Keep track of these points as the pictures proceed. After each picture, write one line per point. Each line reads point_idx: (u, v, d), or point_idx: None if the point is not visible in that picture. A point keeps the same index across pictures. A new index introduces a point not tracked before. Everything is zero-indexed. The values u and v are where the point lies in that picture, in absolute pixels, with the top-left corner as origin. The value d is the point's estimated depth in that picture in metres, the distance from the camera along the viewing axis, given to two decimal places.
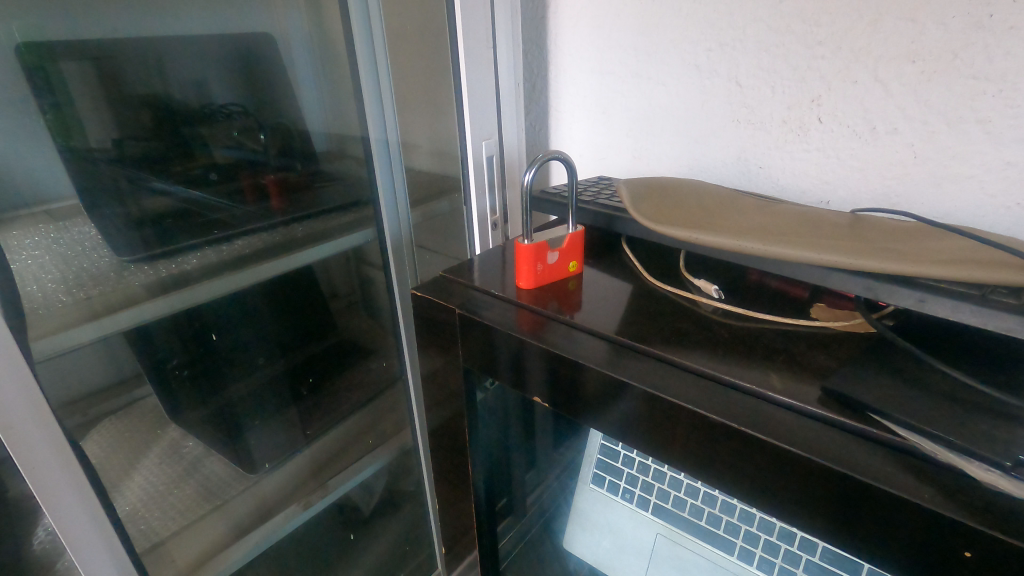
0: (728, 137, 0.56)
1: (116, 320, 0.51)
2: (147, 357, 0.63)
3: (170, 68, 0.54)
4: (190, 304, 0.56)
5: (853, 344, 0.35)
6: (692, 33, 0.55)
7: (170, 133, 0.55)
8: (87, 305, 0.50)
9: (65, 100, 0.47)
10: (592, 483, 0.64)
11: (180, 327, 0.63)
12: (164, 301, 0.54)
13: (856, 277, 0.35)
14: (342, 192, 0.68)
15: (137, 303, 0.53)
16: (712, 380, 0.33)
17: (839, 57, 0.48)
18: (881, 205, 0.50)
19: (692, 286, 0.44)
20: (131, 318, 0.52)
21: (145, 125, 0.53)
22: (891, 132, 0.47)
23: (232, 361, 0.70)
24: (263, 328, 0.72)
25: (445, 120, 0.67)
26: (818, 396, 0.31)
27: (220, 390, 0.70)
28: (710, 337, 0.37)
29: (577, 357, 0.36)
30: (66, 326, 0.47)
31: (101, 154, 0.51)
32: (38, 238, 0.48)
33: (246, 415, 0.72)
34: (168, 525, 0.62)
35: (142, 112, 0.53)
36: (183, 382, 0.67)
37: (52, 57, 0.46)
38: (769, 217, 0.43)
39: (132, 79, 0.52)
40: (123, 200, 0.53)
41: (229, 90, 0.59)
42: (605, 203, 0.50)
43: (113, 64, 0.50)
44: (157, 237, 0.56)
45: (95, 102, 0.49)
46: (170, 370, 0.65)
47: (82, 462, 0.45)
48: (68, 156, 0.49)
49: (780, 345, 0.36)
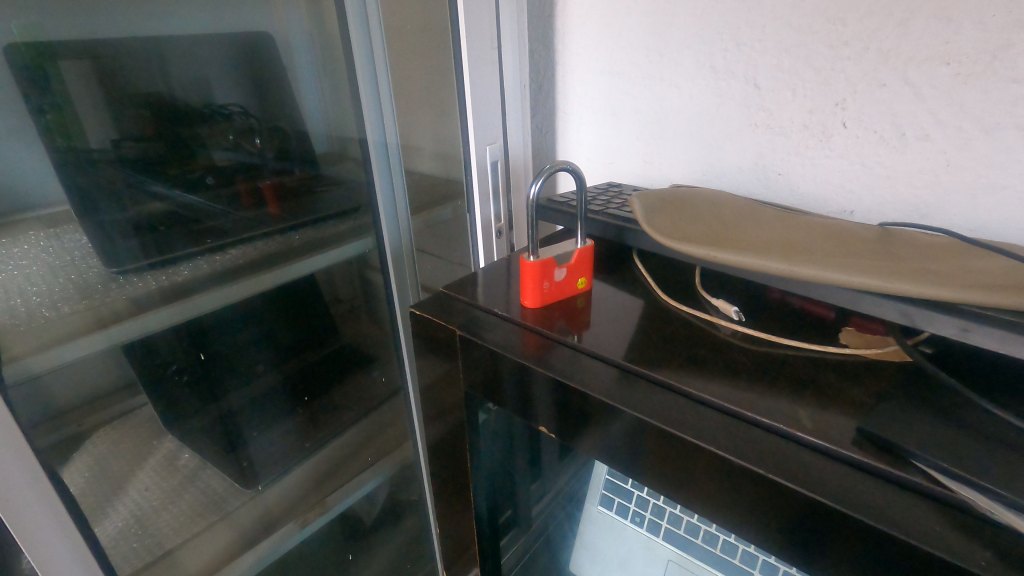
0: (745, 141, 0.53)
1: (98, 338, 0.47)
2: (145, 363, 0.61)
3: (170, 67, 0.52)
4: (181, 319, 0.53)
5: (887, 374, 0.32)
6: (707, 32, 0.52)
7: (169, 132, 0.52)
8: (87, 308, 0.48)
9: (63, 101, 0.45)
10: (601, 505, 0.61)
11: (184, 340, 0.62)
12: (152, 318, 0.51)
13: (890, 302, 0.32)
14: (342, 198, 0.66)
15: (139, 313, 0.51)
16: (734, 416, 0.30)
17: (866, 58, 0.44)
18: (909, 216, 0.47)
19: (710, 306, 0.41)
20: (118, 335, 0.49)
21: (144, 125, 0.51)
22: (921, 138, 0.44)
23: (230, 368, 0.68)
24: (263, 332, 0.71)
25: (448, 122, 0.65)
26: (853, 436, 0.28)
27: (220, 398, 0.68)
28: (729, 365, 0.34)
29: (586, 387, 0.33)
30: (62, 338, 0.46)
31: (100, 154, 0.48)
32: (27, 248, 0.48)
33: (246, 423, 0.70)
34: (158, 544, 0.59)
35: (142, 110, 0.50)
36: (184, 388, 0.65)
37: (50, 55, 0.44)
38: (792, 231, 0.40)
39: (133, 78, 0.50)
40: (123, 202, 0.51)
41: (231, 90, 0.57)
42: (616, 214, 0.48)
43: (114, 63, 0.48)
44: (154, 242, 0.54)
45: (97, 103, 0.47)
46: (167, 376, 0.63)
47: (60, 489, 0.43)
48: (67, 156, 0.47)
49: (805, 375, 0.33)
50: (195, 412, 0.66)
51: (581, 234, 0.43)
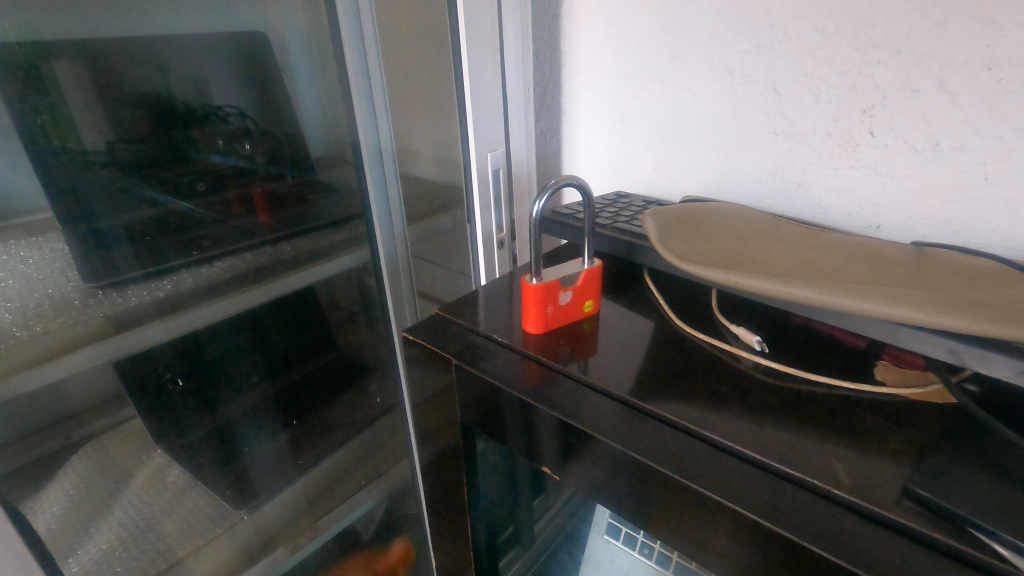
0: (762, 150, 0.50)
1: (61, 365, 0.45)
2: (135, 377, 0.54)
3: (171, 66, 0.48)
4: (148, 345, 0.52)
5: (929, 418, 0.29)
6: (725, 33, 0.48)
7: (164, 133, 0.49)
8: (84, 316, 0.49)
9: (57, 102, 0.42)
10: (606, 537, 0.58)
11: (174, 350, 0.56)
12: (117, 342, 0.49)
13: (933, 337, 0.29)
14: (338, 206, 0.62)
15: (139, 325, 0.51)
16: (763, 468, 0.27)
17: (897, 62, 0.41)
18: (942, 233, 0.43)
19: (730, 334, 0.38)
20: (82, 360, 0.47)
21: (137, 125, 0.47)
22: (957, 149, 0.41)
23: (225, 374, 0.62)
24: (262, 342, 0.65)
25: (447, 127, 0.62)
26: (896, 494, 0.25)
27: (215, 407, 0.62)
28: (754, 406, 0.31)
29: (596, 431, 0.31)
30: (70, 347, 0.46)
31: (96, 157, 0.45)
32: (7, 259, 0.44)
33: (240, 433, 0.65)
34: (167, 552, 0.58)
35: (138, 112, 0.47)
36: (181, 399, 0.59)
37: (45, 56, 0.41)
38: (817, 253, 0.37)
39: (127, 78, 0.46)
40: (113, 210, 0.48)
41: (233, 92, 0.53)
42: (626, 230, 0.45)
43: (108, 63, 0.45)
44: (145, 256, 0.51)
45: (85, 105, 0.44)
46: (163, 389, 0.57)
47: (23, 531, 0.40)
48: (65, 160, 0.44)
49: (839, 417, 0.30)
50: (185, 423, 0.60)
51: (588, 253, 0.40)
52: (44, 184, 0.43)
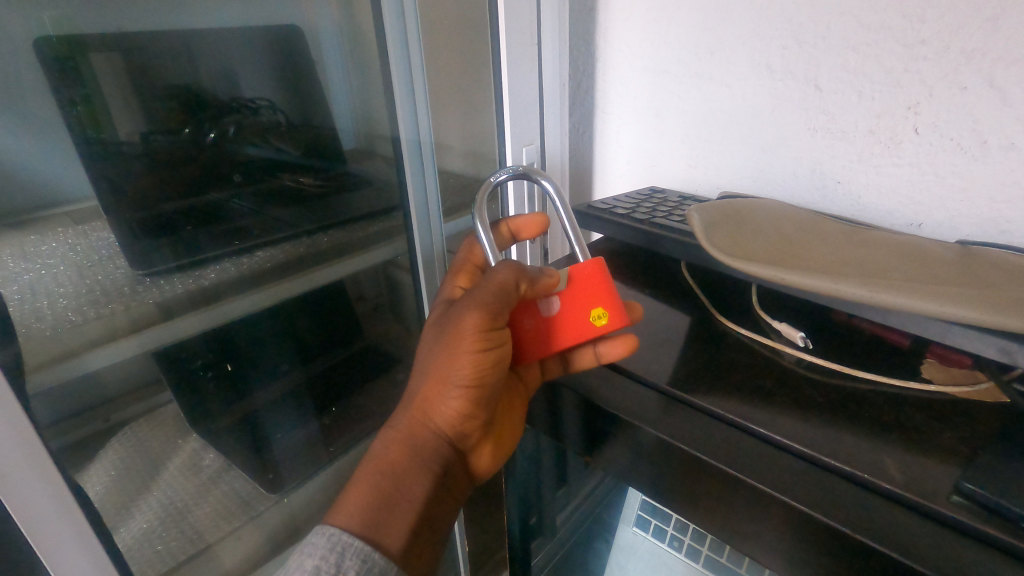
0: (802, 147, 0.50)
1: (85, 362, 0.43)
2: (173, 369, 0.55)
3: (201, 60, 0.49)
4: (169, 340, 0.49)
5: (981, 420, 0.30)
6: (765, 28, 0.48)
7: (198, 119, 0.50)
8: (133, 304, 0.48)
9: (93, 93, 0.42)
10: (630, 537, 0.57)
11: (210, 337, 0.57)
12: (135, 340, 0.47)
13: (983, 336, 0.29)
14: (373, 197, 0.64)
15: (172, 318, 0.50)
16: (816, 464, 0.28)
17: (946, 58, 0.40)
18: (987, 232, 0.43)
19: (773, 329, 0.39)
20: (102, 358, 0.45)
21: (170, 117, 0.48)
22: (1005, 147, 0.40)
23: (251, 362, 0.62)
24: (292, 329, 0.66)
25: (482, 119, 0.65)
26: (947, 491, 0.26)
27: (247, 394, 0.62)
28: (804, 403, 0.32)
29: (641, 422, 0.32)
30: (109, 334, 0.45)
31: (129, 149, 0.45)
32: (57, 246, 0.43)
33: (273, 418, 0.65)
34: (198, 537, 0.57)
35: (170, 103, 0.47)
36: (213, 387, 0.59)
37: (82, 49, 0.42)
38: (855, 250, 0.37)
39: (162, 70, 0.46)
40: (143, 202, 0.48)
41: (263, 85, 0.54)
42: (664, 223, 0.45)
43: (148, 56, 0.45)
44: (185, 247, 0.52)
45: (119, 97, 0.44)
46: (196, 376, 0.57)
47: (83, 502, 0.41)
48: (96, 148, 0.44)
49: (890, 418, 0.30)
50: (217, 409, 0.60)
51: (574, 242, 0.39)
52: (91, 173, 0.44)
